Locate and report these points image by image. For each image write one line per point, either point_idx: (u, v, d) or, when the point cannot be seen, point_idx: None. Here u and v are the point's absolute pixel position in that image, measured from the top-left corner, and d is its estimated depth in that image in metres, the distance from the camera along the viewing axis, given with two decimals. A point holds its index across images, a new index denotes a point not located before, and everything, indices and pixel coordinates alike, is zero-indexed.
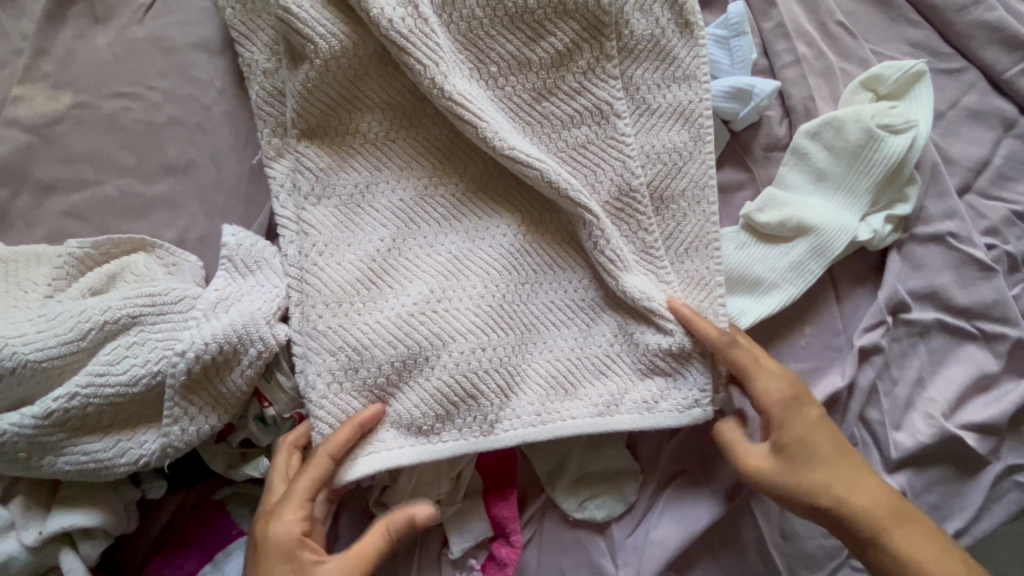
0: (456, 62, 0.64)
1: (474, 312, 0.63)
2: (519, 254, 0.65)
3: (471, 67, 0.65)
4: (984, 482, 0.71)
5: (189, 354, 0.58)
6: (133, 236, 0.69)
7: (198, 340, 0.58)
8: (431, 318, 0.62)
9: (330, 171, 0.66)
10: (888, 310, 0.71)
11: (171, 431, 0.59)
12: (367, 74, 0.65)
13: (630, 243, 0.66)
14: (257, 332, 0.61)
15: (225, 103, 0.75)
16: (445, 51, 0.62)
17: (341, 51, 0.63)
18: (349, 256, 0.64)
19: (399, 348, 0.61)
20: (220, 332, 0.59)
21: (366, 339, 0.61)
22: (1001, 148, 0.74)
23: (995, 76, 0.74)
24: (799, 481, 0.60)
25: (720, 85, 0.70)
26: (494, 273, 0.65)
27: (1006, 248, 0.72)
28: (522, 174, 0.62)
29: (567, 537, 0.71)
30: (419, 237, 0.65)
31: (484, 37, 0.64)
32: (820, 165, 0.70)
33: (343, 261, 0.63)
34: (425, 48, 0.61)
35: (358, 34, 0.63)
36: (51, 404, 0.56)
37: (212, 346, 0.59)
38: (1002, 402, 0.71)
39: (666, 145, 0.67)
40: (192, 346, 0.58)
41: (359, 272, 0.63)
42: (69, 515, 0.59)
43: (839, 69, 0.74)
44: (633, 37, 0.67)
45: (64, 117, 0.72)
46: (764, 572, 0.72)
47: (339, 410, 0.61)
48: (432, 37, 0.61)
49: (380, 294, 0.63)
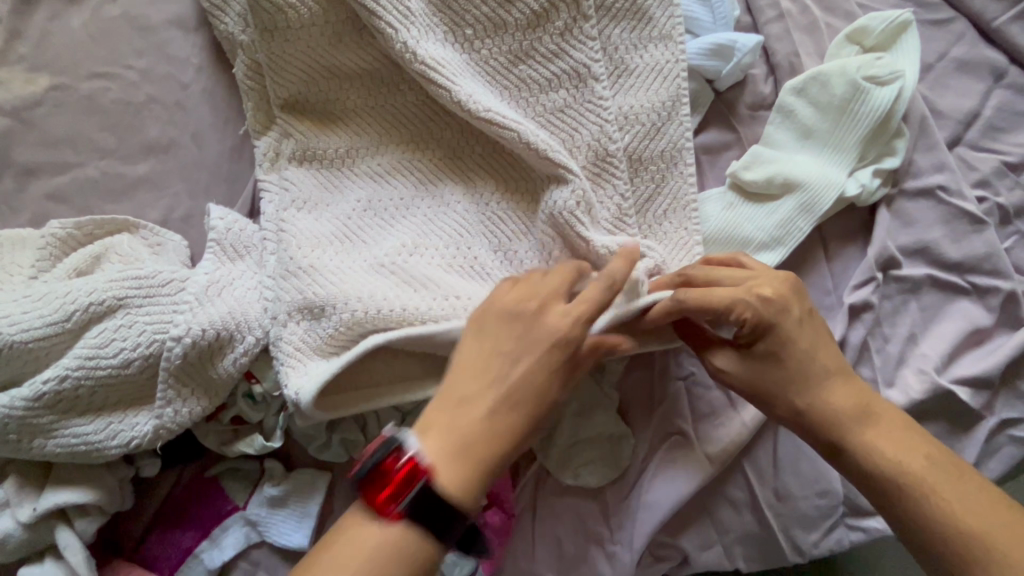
0: (431, 27, 0.63)
1: (446, 269, 0.63)
2: (494, 218, 0.65)
3: (446, 30, 0.64)
4: (979, 437, 0.71)
5: (186, 340, 0.57)
6: (116, 216, 0.68)
7: (194, 325, 0.58)
8: (402, 272, 0.62)
9: (307, 135, 0.67)
10: (879, 267, 0.70)
11: (164, 412, 0.59)
12: (342, 42, 0.64)
13: (606, 207, 0.65)
14: (256, 322, 0.61)
15: (203, 80, 0.74)
16: (418, 15, 0.62)
17: (313, 19, 0.63)
18: (327, 214, 0.65)
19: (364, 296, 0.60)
20: (217, 318, 0.59)
21: (338, 288, 0.60)
22: (991, 99, 0.72)
23: (984, 25, 0.73)
24: (854, 408, 0.54)
25: (701, 42, 0.68)
26: (469, 236, 0.65)
27: (997, 200, 0.71)
28: (499, 135, 0.62)
29: (561, 504, 0.71)
30: (396, 200, 0.66)
31: None
32: (805, 122, 0.69)
33: (320, 219, 0.65)
34: (396, 10, 0.61)
35: (329, 1, 0.63)
36: (42, 387, 0.55)
37: (208, 332, 0.58)
38: (995, 355, 0.70)
39: (644, 106, 0.66)
40: (187, 331, 0.57)
41: (337, 230, 0.64)
42: (65, 493, 0.59)
43: (824, 23, 0.73)
44: None
45: (43, 99, 0.72)
46: (760, 532, 0.72)
47: (301, 339, 0.60)
48: (403, 1, 0.61)
49: (351, 248, 0.64)
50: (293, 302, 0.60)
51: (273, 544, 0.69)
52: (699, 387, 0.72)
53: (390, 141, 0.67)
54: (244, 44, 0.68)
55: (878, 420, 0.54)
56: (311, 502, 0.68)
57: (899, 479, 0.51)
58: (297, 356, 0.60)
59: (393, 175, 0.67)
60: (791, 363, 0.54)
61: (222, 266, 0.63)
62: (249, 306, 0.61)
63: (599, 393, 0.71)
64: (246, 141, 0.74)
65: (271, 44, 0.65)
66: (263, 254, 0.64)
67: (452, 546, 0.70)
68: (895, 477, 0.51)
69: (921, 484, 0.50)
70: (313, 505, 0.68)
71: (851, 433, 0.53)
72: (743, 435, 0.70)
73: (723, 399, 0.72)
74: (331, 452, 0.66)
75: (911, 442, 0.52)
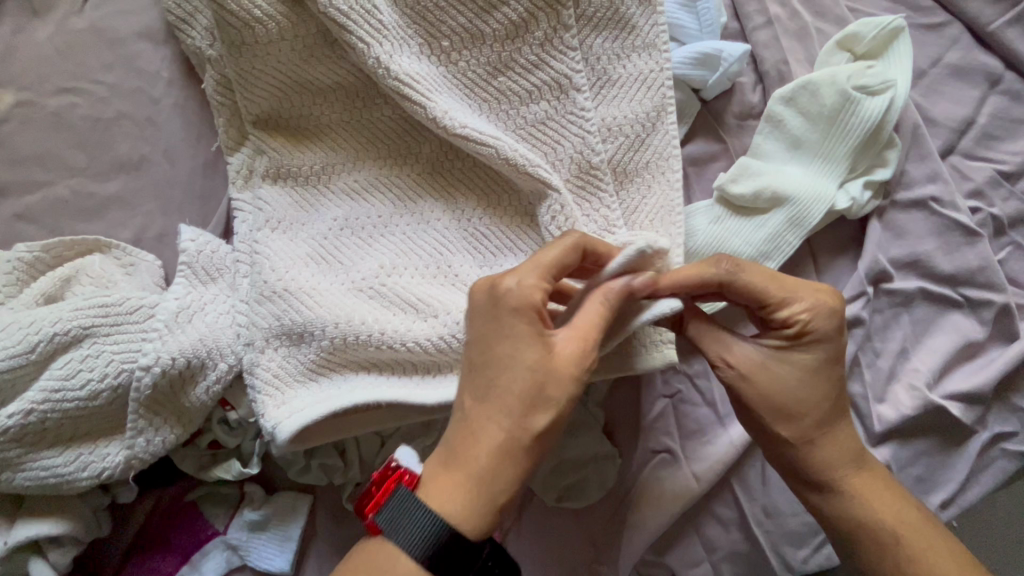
0: (405, 40, 0.61)
1: (427, 288, 0.61)
2: (476, 234, 0.63)
3: (421, 42, 0.62)
4: (971, 452, 0.70)
5: (155, 368, 0.56)
6: (86, 237, 0.66)
7: (163, 354, 0.56)
8: (381, 294, 0.60)
9: (281, 152, 0.65)
10: (869, 281, 0.69)
11: (135, 443, 0.57)
12: (313, 56, 0.62)
13: (591, 221, 0.62)
14: (228, 348, 0.59)
15: (174, 94, 0.72)
16: (391, 28, 0.60)
17: (282, 33, 0.61)
18: (302, 233, 0.63)
19: (341, 320, 0.58)
20: (189, 346, 0.57)
21: (314, 312, 0.58)
22: (986, 106, 0.70)
23: (979, 30, 0.70)
24: (851, 450, 0.53)
25: (687, 51, 0.66)
26: (450, 253, 0.62)
27: (991, 211, 0.69)
28: (475, 151, 0.60)
29: (547, 524, 0.70)
30: (374, 218, 0.64)
31: (434, 10, 0.61)
32: (794, 132, 0.67)
33: (295, 239, 0.63)
34: (368, 25, 0.58)
35: (298, 14, 0.60)
36: (6, 421, 0.53)
37: (179, 360, 0.57)
38: (986, 370, 0.69)
39: (628, 116, 0.64)
40: (156, 360, 0.56)
41: (314, 250, 0.62)
42: (37, 524, 0.58)
43: (814, 29, 0.70)
44: (591, 5, 0.63)
45: (9, 116, 0.70)
46: (749, 550, 0.72)
47: (280, 365, 0.59)
48: (375, 14, 0.59)
49: (328, 268, 0.62)
50: (269, 325, 0.59)
51: (255, 569, 0.67)
52: (686, 404, 0.71)
53: (367, 156, 0.65)
54: (214, 58, 0.65)
55: (868, 466, 0.54)
56: (292, 525, 0.67)
57: (874, 527, 0.52)
58: (273, 384, 0.59)
59: (371, 191, 0.64)
60: (815, 384, 0.52)
61: (194, 290, 0.61)
62: (221, 331, 0.59)
63: (584, 412, 0.70)
64: (220, 156, 0.72)
65: (241, 59, 0.63)
66: (236, 276, 0.62)
67: None
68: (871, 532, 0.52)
69: (908, 541, 0.51)
70: (294, 528, 0.67)
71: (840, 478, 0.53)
72: (730, 453, 0.69)
73: (710, 416, 0.71)
74: (311, 476, 0.65)
75: (897, 505, 0.52)
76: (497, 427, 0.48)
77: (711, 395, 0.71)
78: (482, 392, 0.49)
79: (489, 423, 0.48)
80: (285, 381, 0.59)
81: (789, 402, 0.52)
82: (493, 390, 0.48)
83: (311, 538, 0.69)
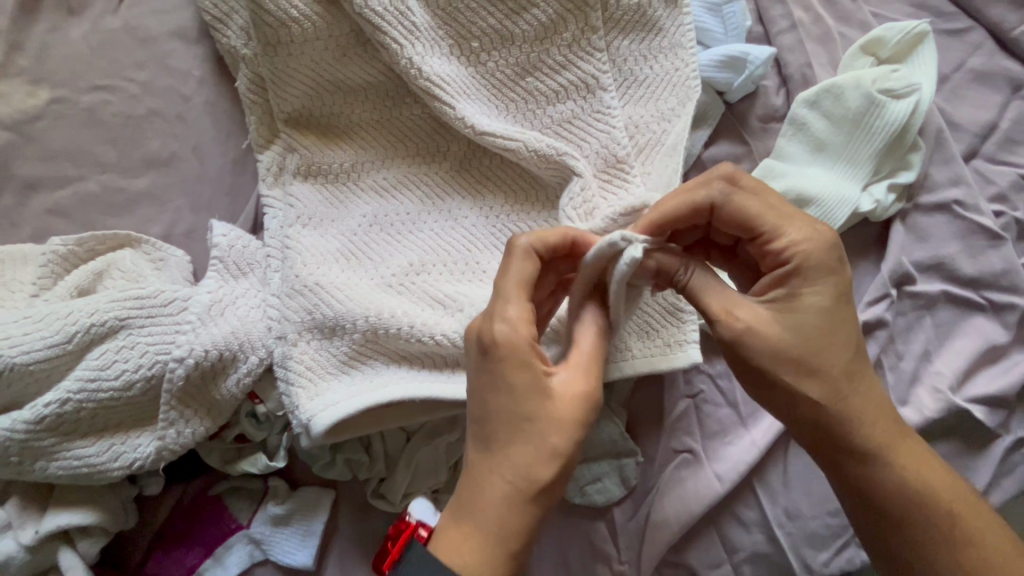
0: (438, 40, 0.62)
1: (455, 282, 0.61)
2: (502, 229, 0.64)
3: (451, 43, 0.63)
4: (995, 456, 0.69)
5: (188, 360, 0.57)
6: (117, 232, 0.67)
7: (197, 346, 0.57)
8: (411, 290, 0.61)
9: (313, 150, 0.66)
10: (892, 283, 0.69)
11: (166, 434, 0.58)
12: (346, 55, 0.63)
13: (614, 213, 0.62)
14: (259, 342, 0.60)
15: (205, 92, 0.73)
16: (424, 29, 0.61)
17: (316, 33, 0.62)
18: (332, 230, 0.64)
19: (372, 315, 0.59)
20: (222, 338, 0.58)
21: (346, 306, 0.59)
22: (1009, 111, 0.71)
23: (1002, 35, 0.71)
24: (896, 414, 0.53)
25: (712, 54, 0.67)
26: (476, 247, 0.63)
27: (1014, 214, 0.69)
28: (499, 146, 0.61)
29: (567, 522, 0.70)
30: (402, 215, 0.64)
31: (465, 11, 0.62)
32: (819, 135, 0.67)
33: (326, 236, 0.64)
34: (402, 26, 0.60)
35: (331, 14, 0.62)
36: (43, 409, 0.54)
37: (212, 352, 0.57)
38: (1010, 373, 0.69)
39: (654, 116, 0.65)
40: (190, 352, 0.57)
41: (344, 247, 0.63)
42: (67, 514, 0.59)
43: (837, 34, 0.71)
44: (619, 7, 0.64)
45: (43, 112, 0.71)
46: (771, 553, 0.71)
47: (312, 359, 0.60)
48: (408, 16, 0.60)
49: (359, 265, 0.63)
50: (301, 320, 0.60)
51: (278, 563, 0.68)
52: (708, 405, 0.71)
53: (395, 153, 0.66)
54: (247, 57, 0.67)
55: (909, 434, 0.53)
56: (316, 519, 0.68)
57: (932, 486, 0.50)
58: (306, 376, 0.59)
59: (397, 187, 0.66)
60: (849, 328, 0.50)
61: (228, 284, 0.62)
62: (252, 325, 0.60)
63: (606, 410, 0.71)
64: (249, 154, 0.73)
65: (276, 58, 0.64)
66: (266, 271, 0.63)
67: None
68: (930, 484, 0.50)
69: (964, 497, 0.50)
70: (318, 523, 0.68)
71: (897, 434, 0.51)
72: (752, 454, 0.69)
73: (732, 417, 0.71)
74: (336, 471, 0.65)
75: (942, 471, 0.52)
76: (507, 468, 0.45)
77: (734, 396, 0.71)
78: (482, 446, 0.47)
79: (498, 471, 0.45)
80: (316, 376, 0.59)
81: (812, 342, 0.48)
82: (507, 436, 0.46)
83: (333, 534, 0.69)
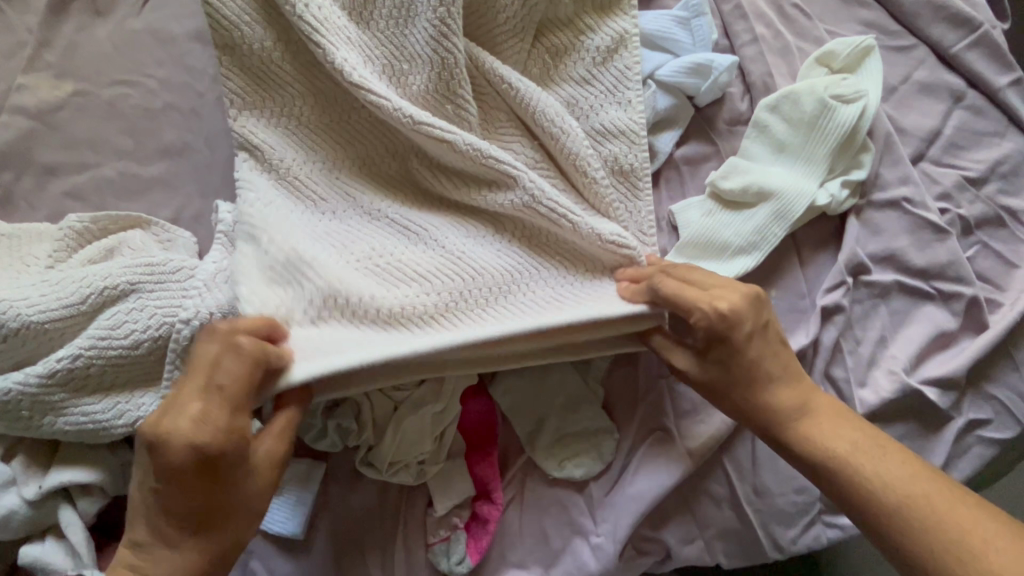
0: (392, 54, 0.67)
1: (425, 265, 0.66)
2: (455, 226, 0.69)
3: (384, 63, 0.67)
4: (948, 436, 0.74)
5: (194, 321, 0.59)
6: (130, 214, 0.72)
7: (202, 309, 0.60)
8: (380, 277, 0.65)
9: (276, 151, 0.69)
10: (849, 272, 0.75)
11: (168, 394, 0.61)
12: (302, 68, 0.69)
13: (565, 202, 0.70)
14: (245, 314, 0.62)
15: (217, 88, 0.79)
16: (377, 50, 0.67)
17: (269, 48, 0.68)
18: (293, 222, 0.66)
19: (351, 302, 0.63)
20: (224, 306, 0.61)
21: (324, 294, 0.62)
22: (951, 119, 0.78)
23: (943, 52, 0.79)
24: (796, 403, 0.60)
25: (682, 62, 0.74)
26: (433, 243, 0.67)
27: (959, 212, 0.76)
28: (440, 138, 0.65)
29: (547, 496, 0.74)
30: (359, 209, 0.69)
31: (398, 35, 0.67)
32: (778, 136, 0.74)
33: (287, 228, 0.65)
34: (337, 37, 0.65)
35: (280, 35, 0.68)
36: (55, 364, 0.58)
37: (217, 316, 0.60)
38: (960, 356, 0.74)
39: (613, 123, 0.71)
40: (196, 314, 0.60)
41: (312, 238, 0.66)
42: (68, 472, 0.62)
43: (796, 48, 0.78)
44: (573, 26, 0.72)
45: (66, 103, 0.77)
46: (741, 529, 0.75)
47: None
48: (344, 31, 0.65)
49: (369, 249, 0.66)
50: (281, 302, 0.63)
51: (267, 532, 0.70)
52: (681, 385, 0.76)
53: (372, 154, 0.71)
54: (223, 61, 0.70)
55: (816, 415, 0.60)
56: (305, 490, 0.71)
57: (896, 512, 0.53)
58: None
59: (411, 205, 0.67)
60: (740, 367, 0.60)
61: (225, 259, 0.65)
62: (227, 300, 0.62)
63: (585, 388, 0.75)
64: None
65: (251, 76, 0.70)
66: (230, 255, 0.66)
67: (440, 536, 0.71)
68: (892, 498, 0.53)
69: (917, 508, 0.52)
70: (309, 493, 0.71)
71: (845, 472, 0.56)
72: (721, 431, 0.74)
73: (703, 397, 0.76)
74: (326, 441, 0.69)
75: (910, 479, 0.54)
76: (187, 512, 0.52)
77: None
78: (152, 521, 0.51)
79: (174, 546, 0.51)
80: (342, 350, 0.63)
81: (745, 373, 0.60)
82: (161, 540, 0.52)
83: (323, 502, 0.72)
